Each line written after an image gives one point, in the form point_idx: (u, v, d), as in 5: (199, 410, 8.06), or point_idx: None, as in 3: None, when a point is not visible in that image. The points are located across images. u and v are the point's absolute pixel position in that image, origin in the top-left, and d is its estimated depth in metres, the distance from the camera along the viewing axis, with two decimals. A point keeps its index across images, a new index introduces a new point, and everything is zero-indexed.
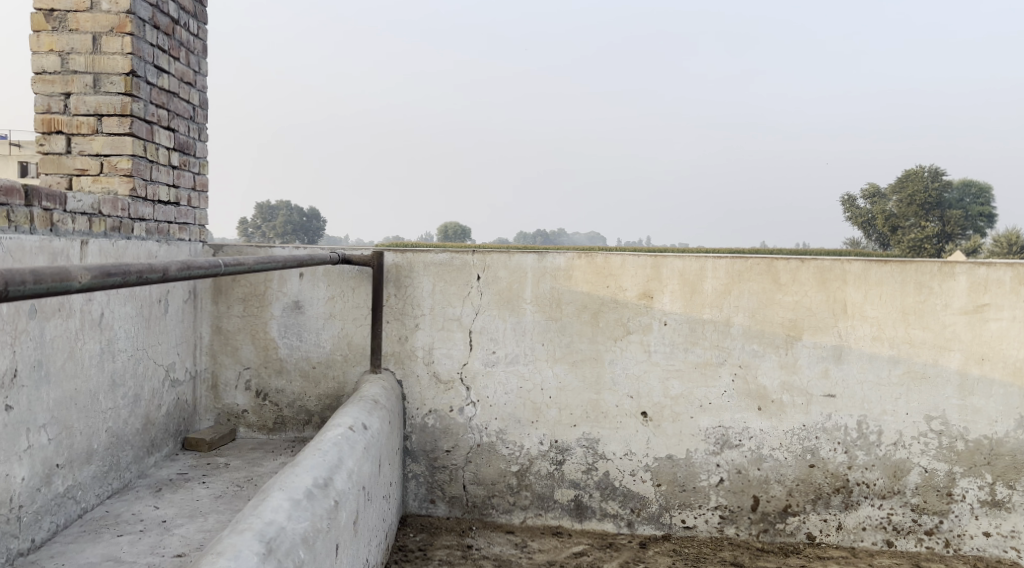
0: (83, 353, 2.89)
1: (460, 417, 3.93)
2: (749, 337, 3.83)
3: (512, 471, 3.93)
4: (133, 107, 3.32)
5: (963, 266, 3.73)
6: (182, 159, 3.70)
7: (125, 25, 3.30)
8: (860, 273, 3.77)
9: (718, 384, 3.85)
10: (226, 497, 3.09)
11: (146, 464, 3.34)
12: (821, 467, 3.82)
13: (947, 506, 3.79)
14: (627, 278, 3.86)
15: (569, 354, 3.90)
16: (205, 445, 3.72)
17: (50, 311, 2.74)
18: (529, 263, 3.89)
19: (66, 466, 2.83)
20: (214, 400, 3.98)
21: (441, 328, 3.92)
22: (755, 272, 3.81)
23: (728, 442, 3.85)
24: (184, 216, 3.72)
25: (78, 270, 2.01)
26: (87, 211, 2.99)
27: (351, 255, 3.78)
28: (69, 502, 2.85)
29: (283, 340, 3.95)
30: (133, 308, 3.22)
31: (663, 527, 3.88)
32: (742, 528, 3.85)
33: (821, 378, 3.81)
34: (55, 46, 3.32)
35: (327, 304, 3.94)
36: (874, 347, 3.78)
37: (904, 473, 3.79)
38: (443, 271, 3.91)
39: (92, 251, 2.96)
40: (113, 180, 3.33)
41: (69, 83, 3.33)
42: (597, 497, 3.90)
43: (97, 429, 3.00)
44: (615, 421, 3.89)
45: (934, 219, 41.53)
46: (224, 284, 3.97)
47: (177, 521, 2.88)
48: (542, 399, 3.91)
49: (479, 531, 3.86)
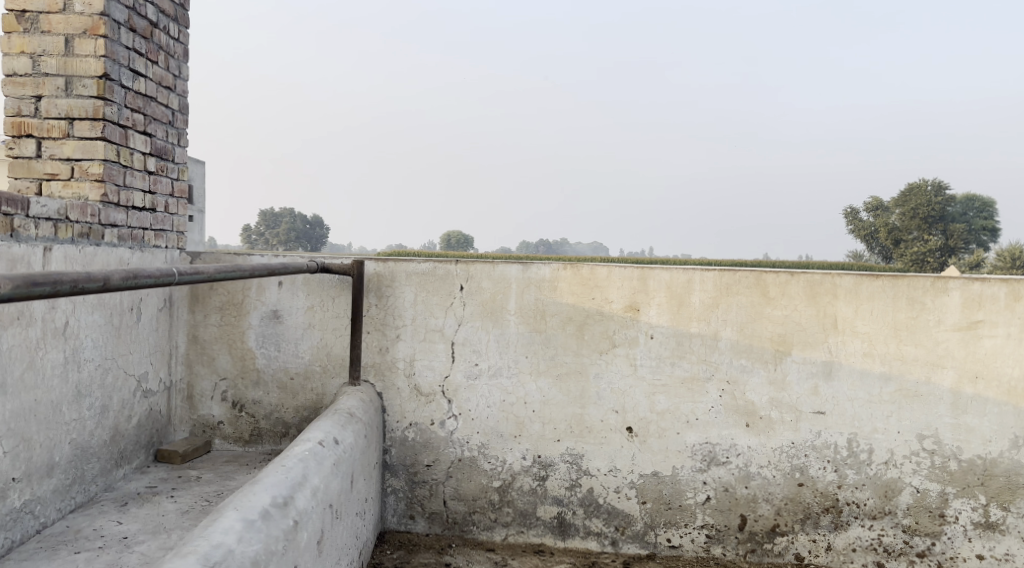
0: (44, 363, 2.81)
1: (440, 431, 3.84)
2: (738, 352, 3.73)
3: (493, 487, 3.83)
4: (105, 111, 3.25)
5: (957, 281, 3.63)
6: (159, 164, 3.62)
7: (99, 27, 3.23)
8: (851, 287, 3.68)
9: (706, 400, 3.76)
10: (193, 513, 3.00)
11: (113, 477, 3.25)
12: (810, 486, 3.72)
13: (940, 528, 3.68)
14: (613, 290, 3.77)
15: (552, 367, 3.80)
16: (178, 457, 3.63)
17: (8, 319, 2.66)
18: (514, 274, 3.80)
19: (23, 480, 2.75)
20: (189, 411, 3.89)
21: (422, 339, 3.83)
22: (743, 285, 3.72)
23: (715, 459, 3.75)
24: (161, 223, 3.64)
25: None
26: (52, 217, 2.91)
27: (330, 264, 3.70)
28: (26, 517, 2.77)
29: (260, 350, 3.86)
30: (102, 316, 3.14)
31: (648, 546, 3.78)
32: (729, 548, 3.75)
33: (811, 395, 3.72)
34: (27, 48, 3.26)
35: (306, 313, 3.85)
36: (866, 363, 3.69)
37: (896, 494, 3.69)
38: (425, 281, 3.82)
39: (56, 258, 2.88)
40: (84, 185, 3.25)
41: (41, 85, 3.26)
42: (580, 514, 3.80)
43: (59, 441, 2.91)
44: (599, 436, 3.79)
45: (937, 232, 41.30)
46: (202, 293, 3.88)
47: (138, 538, 2.79)
48: (525, 413, 3.82)
49: (459, 548, 3.76)
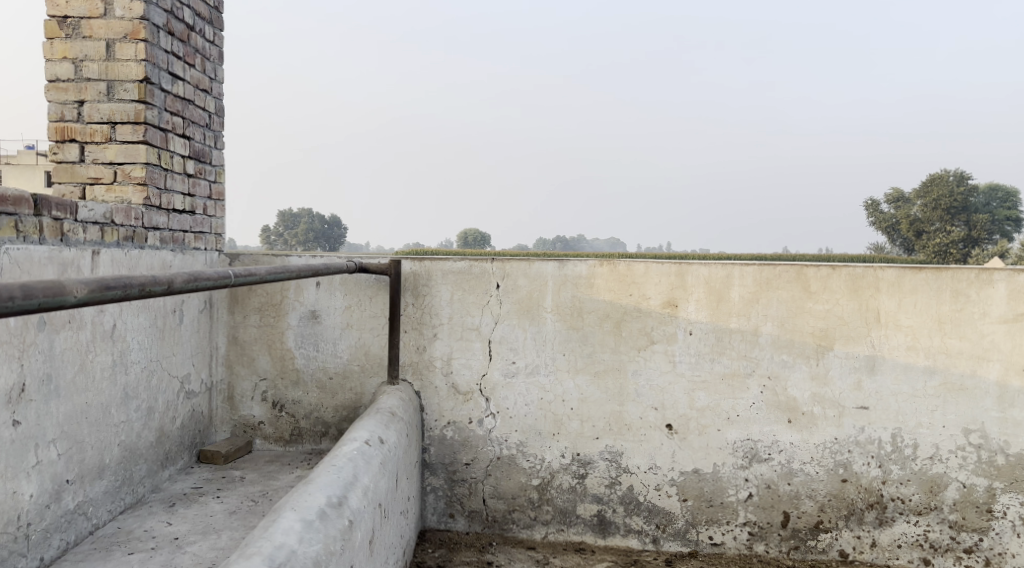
0: (94, 366, 2.83)
1: (479, 429, 3.84)
2: (779, 347, 3.70)
3: (533, 485, 3.82)
4: (146, 115, 3.27)
5: (1002, 273, 3.58)
6: (197, 167, 3.64)
7: (139, 31, 3.25)
8: (893, 280, 3.64)
9: (746, 396, 3.73)
10: (240, 513, 3.01)
11: (159, 478, 3.27)
12: (854, 482, 3.69)
13: (987, 523, 3.63)
14: (651, 286, 3.75)
15: (591, 365, 3.79)
16: (220, 457, 3.65)
17: (60, 323, 2.68)
18: (550, 271, 3.79)
19: (76, 482, 2.77)
20: (230, 412, 3.91)
21: (459, 338, 3.83)
22: (783, 279, 3.69)
23: (757, 455, 3.72)
24: (200, 225, 3.66)
25: (72, 284, 1.96)
26: (99, 221, 2.93)
27: (368, 263, 3.70)
28: (80, 519, 2.79)
29: (299, 350, 3.88)
30: (147, 319, 3.16)
31: (689, 543, 3.76)
32: (772, 545, 3.72)
33: (853, 390, 3.68)
34: (69, 53, 3.28)
35: (344, 313, 3.86)
36: (909, 357, 3.64)
37: (942, 489, 3.65)
38: (462, 280, 3.82)
39: (104, 261, 2.90)
40: (126, 189, 3.28)
41: (83, 90, 3.28)
42: (621, 512, 3.79)
43: (109, 443, 2.93)
44: (638, 434, 3.78)
45: (960, 223, 40.75)
46: (241, 294, 3.90)
47: (189, 538, 2.80)
48: (564, 410, 3.81)
49: (500, 546, 3.76)
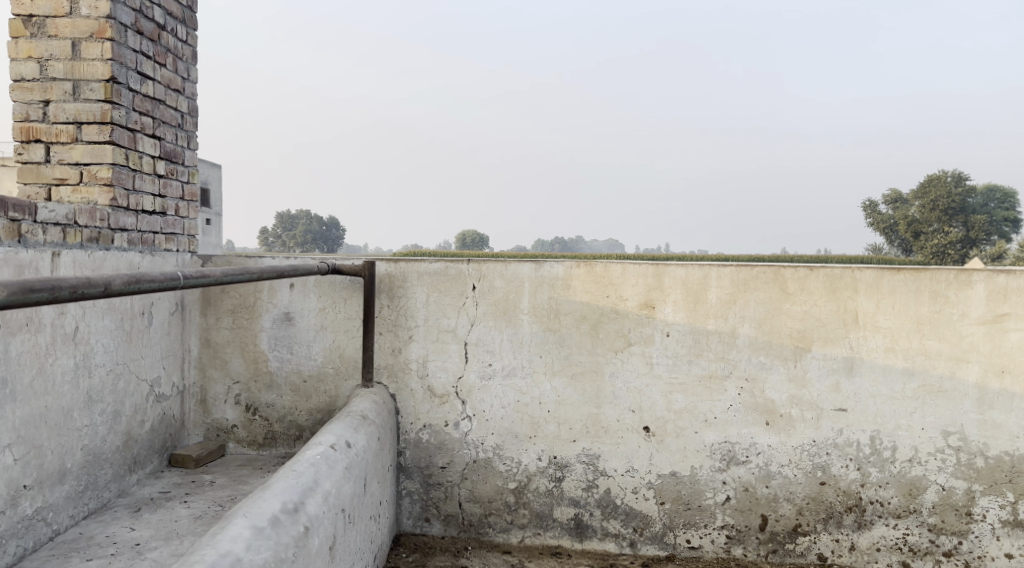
0: (54, 369, 2.79)
1: (455, 432, 3.80)
2: (757, 349, 3.66)
3: (509, 489, 3.78)
4: (113, 115, 3.23)
5: (981, 274, 3.54)
6: (168, 168, 3.60)
7: (105, 30, 3.21)
8: (871, 281, 3.60)
9: (724, 398, 3.69)
10: (206, 518, 2.97)
11: (127, 483, 3.23)
12: (833, 484, 3.65)
13: (966, 526, 3.60)
14: (627, 288, 3.71)
15: (567, 367, 3.75)
16: (191, 461, 3.61)
17: (16, 326, 2.65)
18: (526, 272, 3.76)
19: (35, 487, 2.73)
20: (203, 415, 3.86)
21: (435, 340, 3.79)
22: (761, 280, 3.65)
23: (734, 458, 3.68)
24: (171, 227, 3.62)
25: None
26: (61, 222, 2.91)
27: (341, 265, 3.66)
28: (39, 525, 2.75)
29: (273, 353, 3.83)
30: (113, 321, 3.12)
31: (667, 547, 3.72)
32: (750, 548, 3.68)
33: (832, 392, 3.64)
34: (34, 52, 3.24)
35: (318, 315, 3.82)
36: (888, 358, 3.61)
37: (921, 492, 3.61)
38: (437, 282, 3.78)
39: (65, 263, 2.86)
40: (92, 190, 3.23)
41: (48, 90, 3.24)
42: (598, 515, 3.75)
43: (71, 448, 2.89)
44: (616, 436, 3.74)
45: (957, 224, 40.70)
46: (214, 296, 3.86)
47: (151, 544, 2.77)
48: (540, 413, 3.77)
49: (475, 551, 3.72)
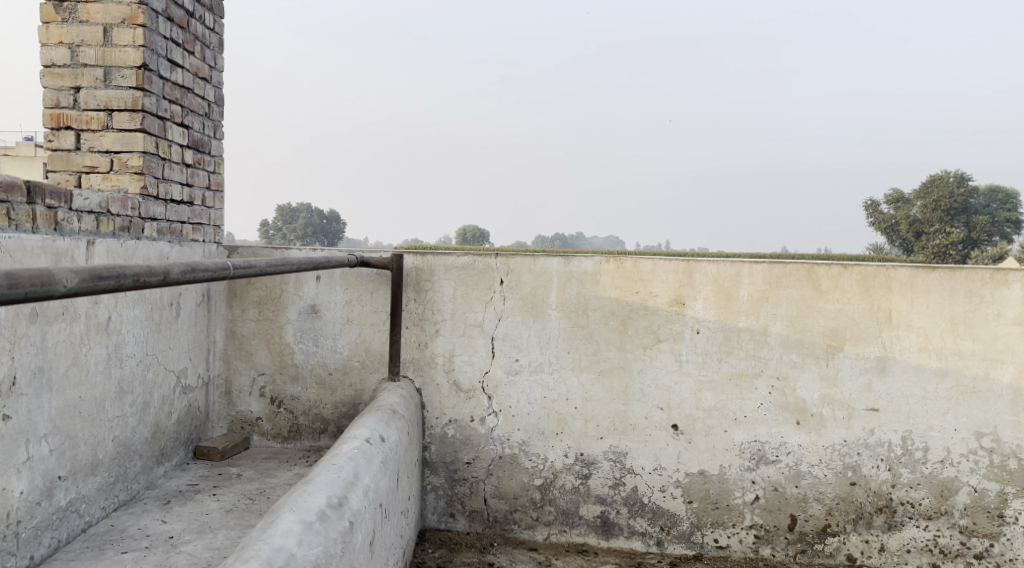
0: (88, 359, 2.76)
1: (481, 427, 3.77)
2: (788, 347, 3.63)
3: (535, 485, 3.75)
4: (145, 102, 3.19)
5: (1017, 273, 3.51)
6: (196, 157, 3.56)
7: (138, 16, 3.17)
8: (905, 280, 3.56)
9: (754, 397, 3.66)
10: (237, 511, 2.94)
11: (154, 475, 3.19)
12: (862, 485, 3.62)
13: (998, 528, 3.57)
14: (658, 284, 3.68)
15: (596, 363, 3.72)
16: (217, 454, 3.57)
17: (53, 314, 2.61)
18: (555, 267, 3.72)
19: (68, 479, 2.70)
20: (227, 407, 3.83)
21: (462, 334, 3.75)
22: (794, 278, 3.61)
23: (764, 457, 3.65)
24: (198, 216, 3.58)
25: (61, 273, 1.91)
26: (94, 210, 2.87)
27: (369, 257, 3.63)
28: (72, 516, 2.72)
29: (299, 345, 3.80)
30: (143, 312, 3.09)
31: (694, 546, 3.69)
32: (779, 548, 3.65)
33: (864, 391, 3.61)
34: (65, 38, 3.20)
35: (345, 308, 3.78)
36: (921, 358, 3.57)
37: (952, 493, 3.58)
38: (465, 275, 3.75)
39: (99, 251, 2.85)
40: (123, 178, 3.20)
41: (79, 76, 3.20)
42: (624, 513, 3.72)
43: (102, 439, 2.86)
44: (644, 434, 3.71)
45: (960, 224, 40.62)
46: (239, 287, 3.82)
47: (184, 537, 2.74)
48: (567, 409, 3.74)
49: (501, 547, 3.69)
